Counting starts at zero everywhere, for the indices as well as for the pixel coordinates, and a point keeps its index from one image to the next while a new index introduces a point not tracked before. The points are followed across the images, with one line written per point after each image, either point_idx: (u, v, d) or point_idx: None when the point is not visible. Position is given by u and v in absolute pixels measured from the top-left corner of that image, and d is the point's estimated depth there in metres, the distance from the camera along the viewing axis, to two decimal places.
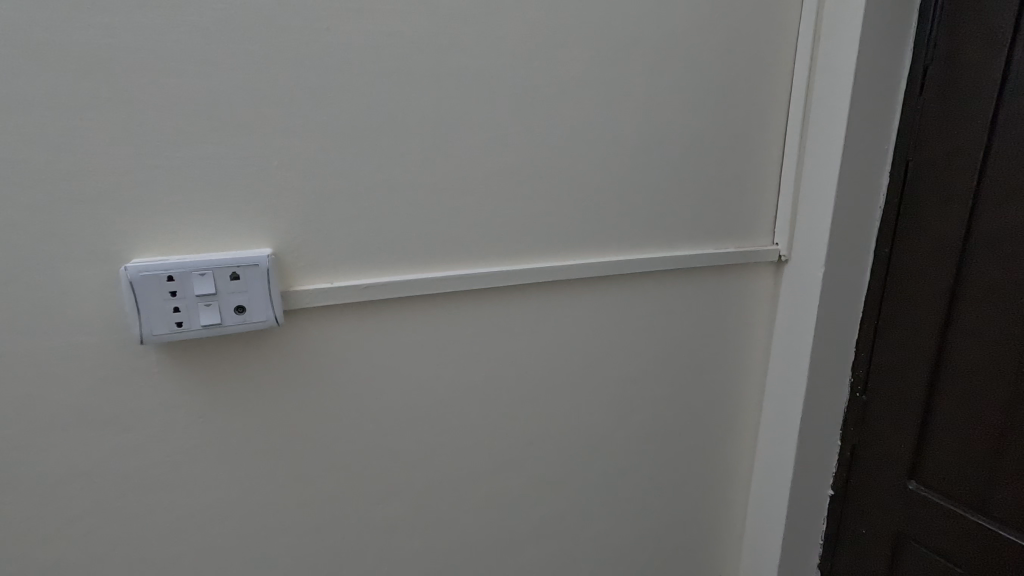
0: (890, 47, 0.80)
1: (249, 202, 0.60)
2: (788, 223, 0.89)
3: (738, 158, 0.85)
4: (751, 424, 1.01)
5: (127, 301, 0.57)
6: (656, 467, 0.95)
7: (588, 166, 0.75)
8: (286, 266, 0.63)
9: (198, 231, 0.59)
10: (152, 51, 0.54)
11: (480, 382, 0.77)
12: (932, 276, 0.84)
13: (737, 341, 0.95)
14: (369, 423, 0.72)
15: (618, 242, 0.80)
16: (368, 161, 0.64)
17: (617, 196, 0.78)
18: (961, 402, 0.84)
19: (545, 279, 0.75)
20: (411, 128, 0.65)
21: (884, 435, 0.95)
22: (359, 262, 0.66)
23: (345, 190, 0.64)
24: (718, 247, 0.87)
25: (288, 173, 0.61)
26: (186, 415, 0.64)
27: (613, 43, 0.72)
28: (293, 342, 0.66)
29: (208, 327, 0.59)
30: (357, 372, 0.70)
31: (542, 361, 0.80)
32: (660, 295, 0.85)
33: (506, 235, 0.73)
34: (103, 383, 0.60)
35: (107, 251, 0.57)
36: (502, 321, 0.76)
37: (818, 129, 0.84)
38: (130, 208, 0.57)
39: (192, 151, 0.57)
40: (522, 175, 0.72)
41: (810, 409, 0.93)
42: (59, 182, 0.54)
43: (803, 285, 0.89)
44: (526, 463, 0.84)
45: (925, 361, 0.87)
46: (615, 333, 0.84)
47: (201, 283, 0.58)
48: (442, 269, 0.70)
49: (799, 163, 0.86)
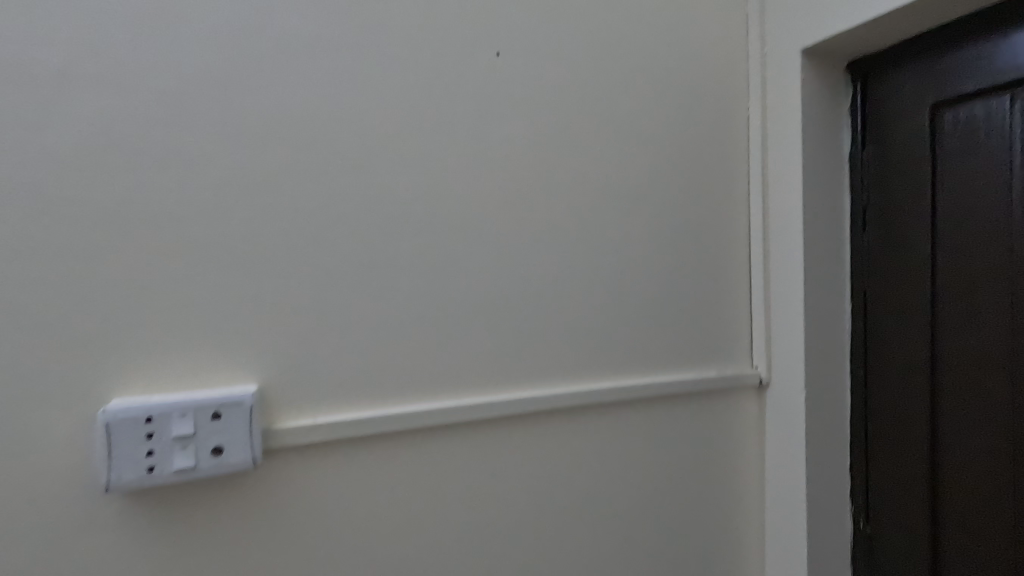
0: (830, 192, 0.90)
1: (239, 339, 0.62)
2: (764, 348, 0.92)
3: (708, 288, 0.90)
4: (756, 561, 0.94)
5: (98, 445, 0.54)
6: None
7: (568, 298, 0.79)
8: (270, 402, 0.62)
9: (184, 368, 0.60)
10: (167, 206, 0.59)
11: (465, 522, 0.72)
12: (910, 399, 0.86)
13: (729, 469, 0.92)
14: (344, 575, 0.66)
15: (602, 370, 0.81)
16: (359, 297, 0.67)
17: (597, 325, 0.81)
18: (968, 535, 0.80)
19: (531, 409, 0.75)
20: (402, 267, 0.69)
21: (897, 574, 0.89)
22: (345, 396, 0.66)
23: (335, 325, 0.66)
24: (700, 372, 0.89)
25: (281, 310, 0.64)
26: (141, 573, 0.58)
27: (585, 191, 0.81)
28: (269, 484, 0.63)
29: (180, 471, 0.56)
30: (334, 516, 0.66)
31: (530, 497, 0.76)
32: (647, 422, 0.85)
33: (491, 365, 0.74)
34: (54, 538, 0.55)
35: (86, 392, 0.56)
36: (488, 454, 0.74)
37: (779, 262, 0.91)
38: (120, 348, 0.57)
39: (191, 292, 0.60)
40: (506, 308, 0.75)
41: (814, 543, 0.88)
42: (55, 324, 0.55)
43: (787, 409, 0.90)
44: None
45: (922, 487, 0.85)
46: (604, 465, 0.82)
47: (180, 424, 0.57)
48: (428, 401, 0.70)
49: (766, 292, 0.92)
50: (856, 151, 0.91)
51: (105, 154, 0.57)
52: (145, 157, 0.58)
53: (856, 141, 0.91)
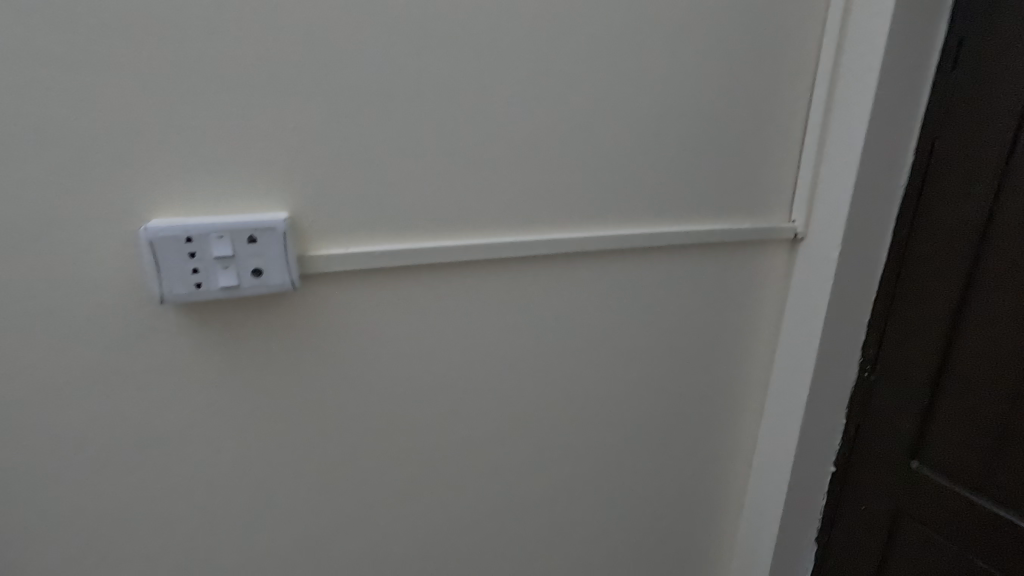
0: (925, 17, 0.77)
1: (264, 165, 0.60)
2: (806, 200, 0.88)
3: (758, 132, 0.83)
4: (758, 400, 1.02)
5: (147, 261, 0.58)
6: (662, 439, 0.96)
7: (604, 136, 0.74)
8: (301, 230, 0.63)
9: (213, 192, 0.59)
10: (166, 9, 0.53)
11: (490, 351, 0.78)
12: (951, 258, 0.83)
13: (747, 318, 0.94)
14: (382, 388, 0.74)
15: (633, 216, 0.79)
16: (382, 126, 0.63)
17: (632, 168, 0.77)
18: (971, 385, 0.84)
19: (558, 251, 0.75)
20: (428, 94, 0.64)
21: (889, 416, 0.95)
22: (374, 229, 0.66)
23: (359, 155, 0.63)
24: (735, 223, 0.86)
25: (303, 137, 0.61)
26: (204, 374, 0.65)
27: (635, 7, 0.70)
28: (308, 307, 0.67)
29: (226, 289, 0.60)
30: (370, 338, 0.71)
31: (552, 333, 0.81)
32: (672, 270, 0.85)
33: (519, 205, 0.72)
34: (122, 341, 0.61)
35: (123, 211, 0.57)
36: (514, 292, 0.76)
37: (843, 103, 0.82)
38: (147, 168, 0.57)
39: (207, 112, 0.57)
40: (538, 144, 0.71)
41: (817, 387, 0.94)
42: (74, 141, 0.54)
43: (817, 263, 0.89)
44: (532, 431, 0.85)
45: (937, 343, 0.87)
46: (626, 308, 0.84)
47: (219, 245, 0.59)
48: (456, 238, 0.70)
49: (821, 139, 0.85)
50: None
51: None
52: None
53: None
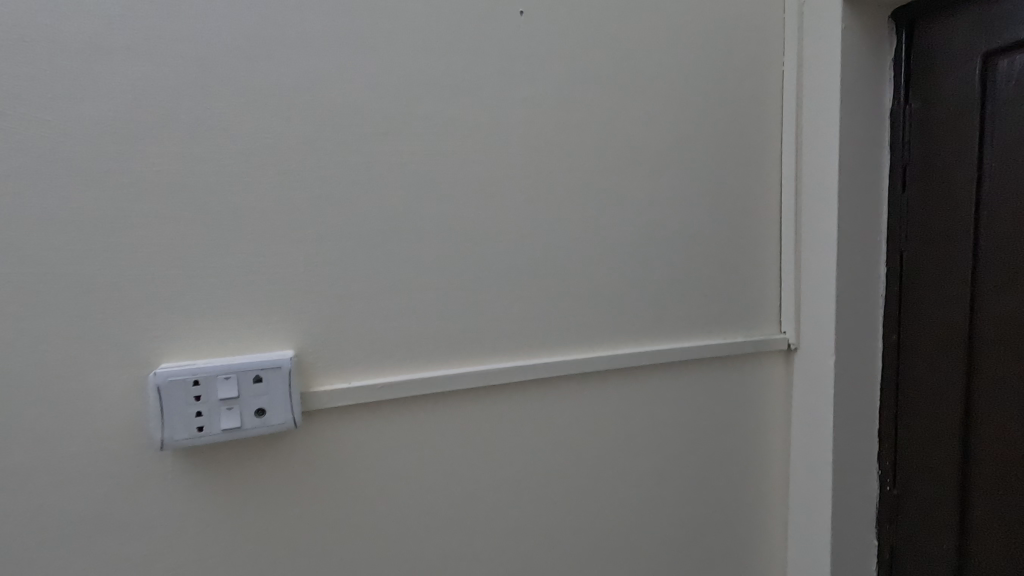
0: (868, 150, 0.87)
1: (275, 306, 0.64)
2: (792, 312, 0.91)
3: (737, 252, 0.89)
4: (780, 521, 0.96)
5: (152, 406, 0.58)
6: (684, 572, 0.89)
7: (594, 264, 0.79)
8: (306, 366, 0.65)
9: (225, 334, 0.62)
10: (200, 178, 0.61)
11: (496, 481, 0.75)
12: (945, 361, 0.84)
13: (755, 432, 0.93)
14: (382, 528, 0.70)
15: (628, 335, 0.82)
16: (387, 265, 0.68)
17: (623, 290, 0.81)
18: (1000, 497, 0.80)
19: (558, 374, 0.76)
20: (429, 235, 0.70)
21: (922, 533, 0.89)
22: (377, 362, 0.68)
23: (366, 292, 0.67)
24: (728, 337, 0.89)
25: (314, 278, 0.65)
26: (198, 523, 0.62)
27: (611, 153, 0.79)
28: (309, 444, 0.66)
29: (227, 431, 0.60)
30: (371, 474, 0.69)
31: (558, 458, 0.79)
32: (673, 387, 0.85)
33: (518, 330, 0.75)
34: (117, 490, 0.60)
35: (137, 356, 0.60)
36: (517, 416, 0.76)
37: (812, 224, 0.88)
38: (165, 314, 0.60)
39: (227, 261, 0.62)
40: (532, 274, 0.75)
41: (840, 506, 0.89)
42: (101, 292, 0.58)
43: (815, 373, 0.89)
44: (544, 570, 0.79)
45: (953, 449, 0.84)
46: (630, 428, 0.83)
47: (225, 386, 0.60)
48: (458, 366, 0.72)
49: (796, 255, 0.90)
50: (898, 105, 0.87)
51: (138, 127, 0.58)
52: (176, 128, 0.59)
53: (898, 94, 0.87)
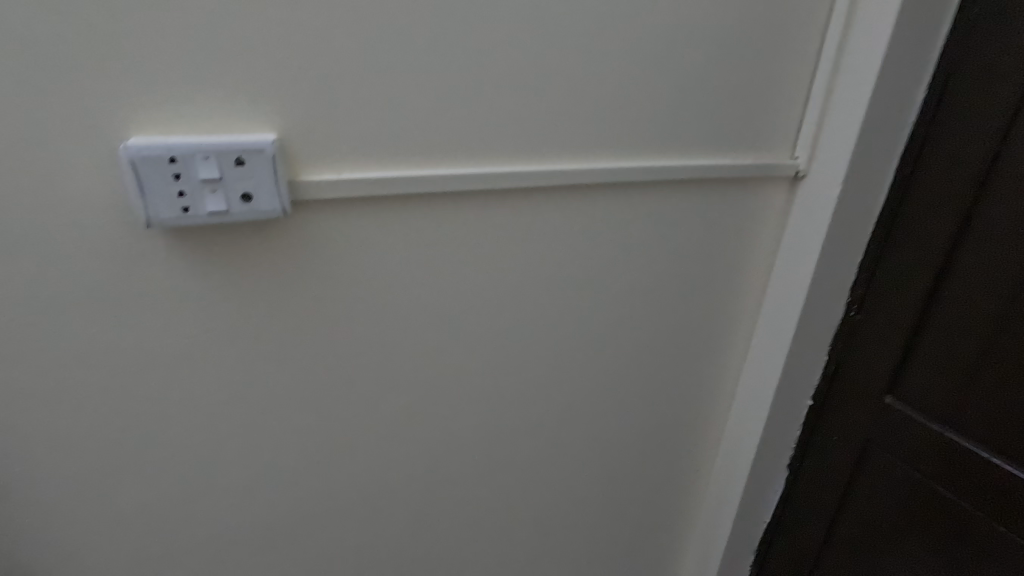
0: None
1: (248, 80, 0.56)
2: (812, 136, 0.86)
3: (770, 61, 0.79)
4: (746, 336, 1.04)
5: (129, 181, 0.55)
6: (651, 371, 0.99)
7: (610, 62, 0.70)
8: (291, 153, 0.61)
9: (194, 109, 0.56)
10: None
11: (487, 285, 0.78)
12: (951, 199, 0.85)
13: (742, 256, 0.95)
14: (377, 318, 0.74)
15: (634, 148, 0.77)
16: (376, 42, 0.59)
17: (637, 96, 0.73)
18: (954, 324, 0.88)
19: (557, 183, 0.73)
20: (422, 5, 0.59)
21: (870, 354, 0.99)
22: (367, 154, 0.64)
23: (352, 73, 0.59)
24: (737, 157, 0.84)
25: (290, 51, 0.57)
26: (196, 303, 0.64)
27: None
28: (300, 234, 0.65)
29: (214, 214, 0.58)
30: (365, 269, 0.70)
31: (549, 268, 0.80)
32: (671, 206, 0.84)
33: (518, 134, 0.69)
34: (106, 267, 0.59)
35: (97, 126, 0.54)
36: (511, 223, 0.75)
37: (861, 33, 0.79)
38: (119, 78, 0.53)
39: (184, 16, 0.52)
40: (540, 68, 0.67)
41: (804, 325, 0.96)
42: (36, 42, 0.49)
43: (817, 201, 0.88)
44: (526, 364, 0.87)
45: (926, 282, 0.89)
46: (622, 244, 0.84)
47: (205, 167, 0.56)
48: (453, 166, 0.68)
49: (833, 71, 0.82)
50: None
51: None
52: None
53: None
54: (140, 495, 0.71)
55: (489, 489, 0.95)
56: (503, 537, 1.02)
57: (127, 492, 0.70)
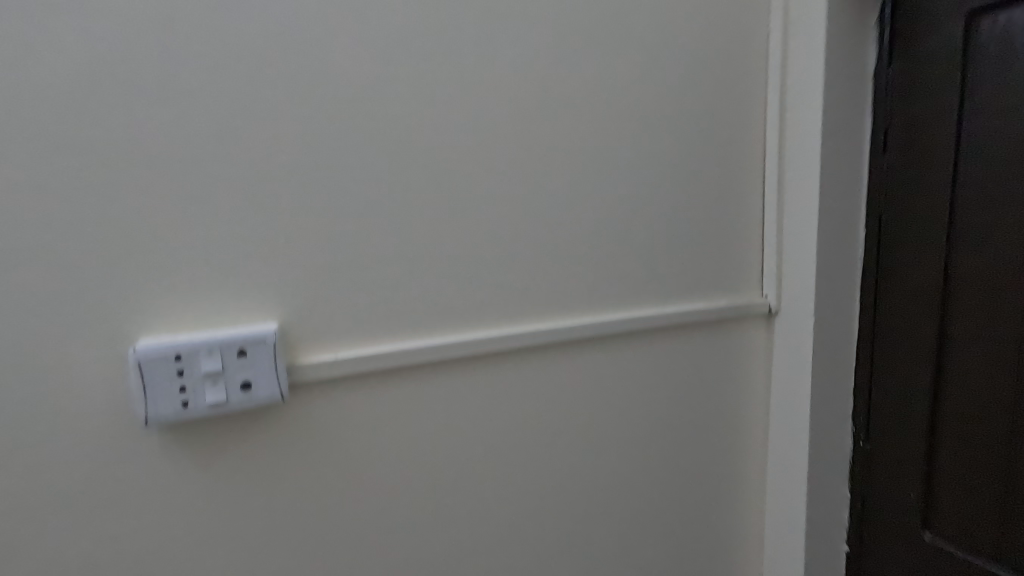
0: (852, 112, 0.87)
1: (255, 278, 0.62)
2: (774, 276, 0.92)
3: (720, 217, 0.89)
4: (760, 478, 0.99)
5: (133, 382, 0.57)
6: (667, 527, 0.92)
7: (577, 229, 0.78)
8: (292, 338, 0.64)
9: (203, 307, 0.61)
10: (172, 145, 0.58)
11: (484, 448, 0.76)
12: (919, 321, 0.87)
13: (736, 393, 0.95)
14: (374, 496, 0.71)
15: (614, 303, 0.82)
16: (371, 235, 0.67)
17: (607, 257, 0.81)
18: (965, 448, 0.84)
19: (545, 341, 0.77)
20: (412, 204, 0.68)
21: (892, 485, 0.94)
22: (363, 333, 0.68)
23: (348, 263, 0.66)
24: (711, 302, 0.90)
25: (297, 251, 0.64)
26: (189, 497, 0.62)
27: (595, 118, 0.78)
28: (297, 416, 0.66)
29: (213, 406, 0.59)
30: (361, 445, 0.69)
31: (546, 425, 0.80)
32: (657, 352, 0.87)
33: (503, 299, 0.75)
34: (104, 467, 0.59)
35: (113, 332, 0.58)
36: (505, 384, 0.76)
37: (794, 187, 0.89)
38: (139, 288, 0.58)
39: (202, 232, 0.60)
40: (518, 243, 0.75)
41: (814, 460, 0.93)
42: (73, 265, 0.56)
43: (796, 335, 0.92)
44: (531, 531, 0.81)
45: (924, 405, 0.88)
46: (616, 393, 0.85)
47: (209, 361, 0.59)
48: (445, 336, 0.72)
49: (778, 219, 0.91)
50: (881, 66, 0.87)
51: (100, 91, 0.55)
52: (141, 93, 0.56)
53: (882, 55, 0.87)
54: None
55: None
56: None
57: None
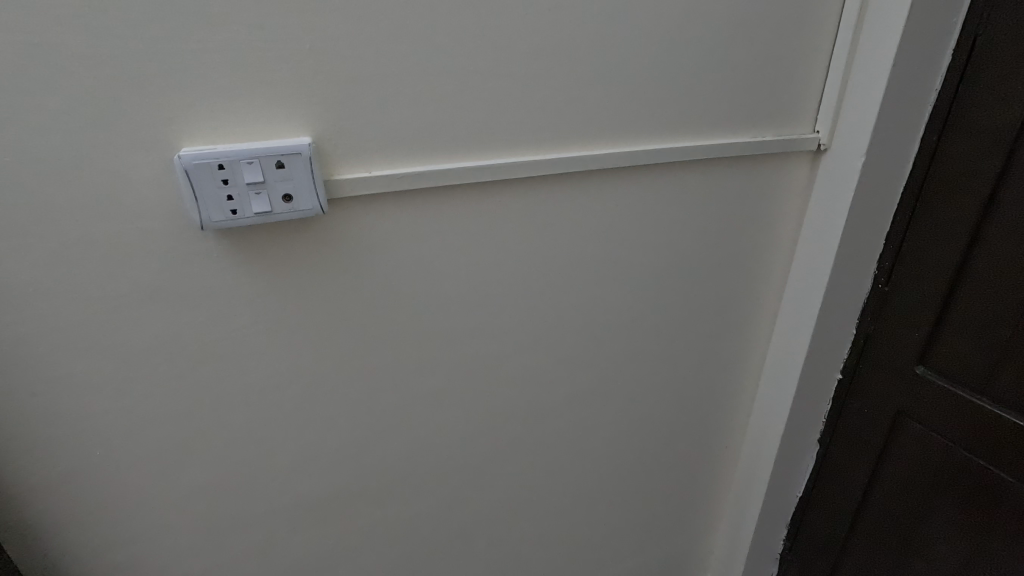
0: None
1: (280, 87, 0.60)
2: (833, 108, 0.85)
3: (787, 34, 0.79)
4: (770, 314, 1.05)
5: (185, 189, 0.60)
6: (677, 349, 1.01)
7: (621, 42, 0.71)
8: (326, 154, 0.65)
9: (238, 118, 0.60)
10: None
11: (512, 268, 0.81)
12: (979, 165, 0.82)
13: (764, 232, 0.95)
14: (412, 306, 0.78)
15: (655, 131, 0.78)
16: (397, 43, 0.62)
17: (651, 78, 0.74)
18: (986, 293, 0.86)
19: (578, 168, 0.75)
20: (442, 5, 0.62)
21: (900, 325, 0.98)
22: (397, 153, 0.67)
23: (374, 73, 0.62)
24: (757, 135, 0.85)
25: (324, 60, 0.60)
26: (249, 300, 0.69)
27: None
28: (337, 230, 0.70)
29: (260, 215, 0.62)
30: (397, 259, 0.74)
31: (574, 251, 0.83)
32: (692, 185, 0.85)
33: (533, 122, 0.71)
34: (171, 267, 0.64)
35: (153, 139, 0.58)
36: (534, 211, 0.77)
37: (882, 1, 0.77)
38: (167, 94, 0.57)
39: (225, 29, 0.56)
40: (558, 58, 0.69)
41: (831, 300, 0.96)
42: (97, 66, 0.54)
43: (838, 175, 0.88)
44: (552, 345, 0.90)
45: (956, 252, 0.87)
46: (645, 225, 0.85)
47: (250, 171, 0.60)
48: (478, 159, 0.71)
49: (853, 43, 0.81)
50: None
51: None
52: None
53: None
54: (199, 481, 0.78)
55: (523, 464, 0.99)
56: (537, 514, 1.07)
57: (189, 479, 0.77)
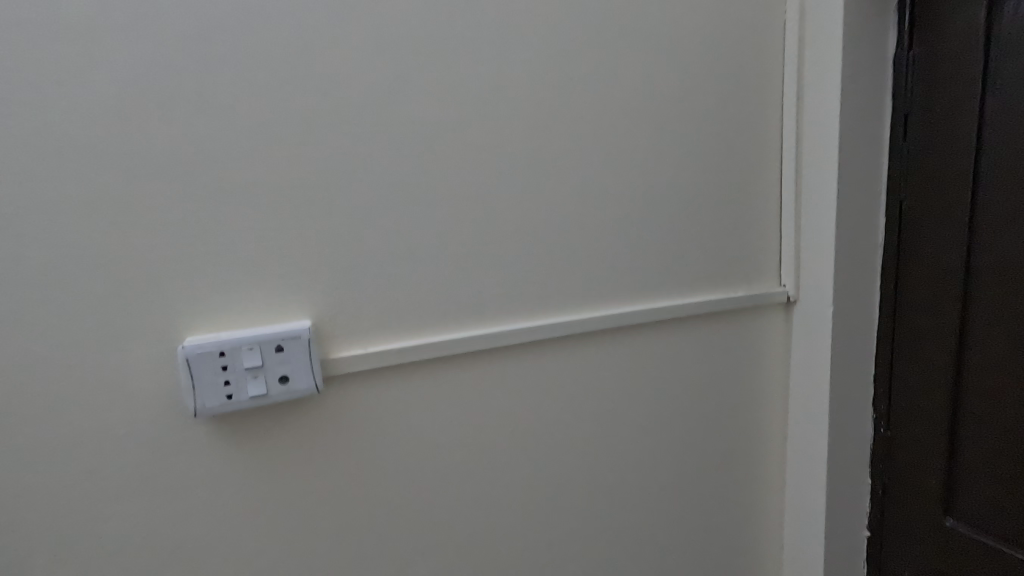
0: (869, 102, 0.87)
1: (287, 277, 0.66)
2: (793, 265, 0.93)
3: (737, 208, 0.90)
4: (779, 467, 1.01)
5: (183, 377, 0.61)
6: (688, 512, 0.94)
7: (592, 223, 0.80)
8: (325, 334, 0.68)
9: (245, 307, 0.65)
10: (215, 153, 0.61)
11: (508, 434, 0.79)
12: (940, 311, 0.87)
13: (754, 382, 0.96)
14: (405, 483, 0.74)
15: (634, 294, 0.84)
16: (394, 236, 0.70)
17: (623, 249, 0.83)
18: (987, 437, 0.84)
19: (565, 331, 0.79)
20: (434, 204, 0.71)
21: (913, 471, 0.95)
22: (393, 329, 0.71)
23: (373, 261, 0.69)
24: (729, 292, 0.91)
25: (329, 252, 0.67)
26: (233, 488, 0.66)
27: (612, 108, 0.79)
28: (331, 407, 0.69)
29: (255, 398, 0.63)
30: (390, 433, 0.73)
31: (568, 413, 0.82)
32: (677, 341, 0.89)
33: (520, 293, 0.77)
34: (157, 457, 0.63)
35: (161, 332, 0.62)
36: (526, 375, 0.79)
37: (812, 179, 0.90)
38: (180, 292, 0.62)
39: (240, 234, 0.63)
40: (538, 239, 0.77)
41: (834, 448, 0.94)
42: (121, 271, 0.60)
43: (811, 324, 0.93)
44: (553, 517, 0.84)
45: (946, 394, 0.88)
46: (637, 382, 0.87)
47: (250, 356, 0.63)
48: (470, 330, 0.75)
49: (797, 211, 0.92)
50: (901, 53, 0.87)
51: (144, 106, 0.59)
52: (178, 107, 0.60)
53: (902, 42, 0.87)
54: None
55: None
56: None
57: None
